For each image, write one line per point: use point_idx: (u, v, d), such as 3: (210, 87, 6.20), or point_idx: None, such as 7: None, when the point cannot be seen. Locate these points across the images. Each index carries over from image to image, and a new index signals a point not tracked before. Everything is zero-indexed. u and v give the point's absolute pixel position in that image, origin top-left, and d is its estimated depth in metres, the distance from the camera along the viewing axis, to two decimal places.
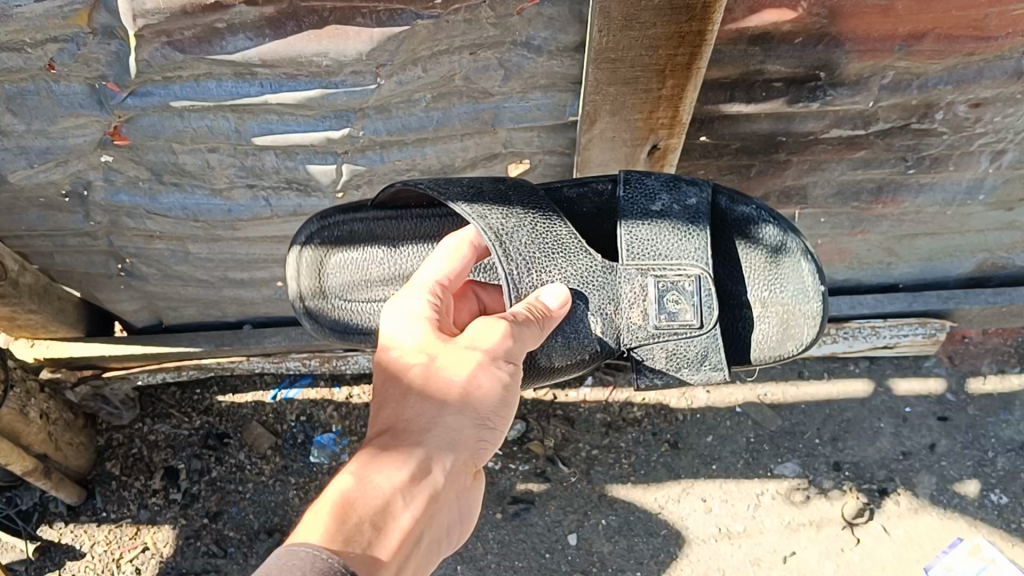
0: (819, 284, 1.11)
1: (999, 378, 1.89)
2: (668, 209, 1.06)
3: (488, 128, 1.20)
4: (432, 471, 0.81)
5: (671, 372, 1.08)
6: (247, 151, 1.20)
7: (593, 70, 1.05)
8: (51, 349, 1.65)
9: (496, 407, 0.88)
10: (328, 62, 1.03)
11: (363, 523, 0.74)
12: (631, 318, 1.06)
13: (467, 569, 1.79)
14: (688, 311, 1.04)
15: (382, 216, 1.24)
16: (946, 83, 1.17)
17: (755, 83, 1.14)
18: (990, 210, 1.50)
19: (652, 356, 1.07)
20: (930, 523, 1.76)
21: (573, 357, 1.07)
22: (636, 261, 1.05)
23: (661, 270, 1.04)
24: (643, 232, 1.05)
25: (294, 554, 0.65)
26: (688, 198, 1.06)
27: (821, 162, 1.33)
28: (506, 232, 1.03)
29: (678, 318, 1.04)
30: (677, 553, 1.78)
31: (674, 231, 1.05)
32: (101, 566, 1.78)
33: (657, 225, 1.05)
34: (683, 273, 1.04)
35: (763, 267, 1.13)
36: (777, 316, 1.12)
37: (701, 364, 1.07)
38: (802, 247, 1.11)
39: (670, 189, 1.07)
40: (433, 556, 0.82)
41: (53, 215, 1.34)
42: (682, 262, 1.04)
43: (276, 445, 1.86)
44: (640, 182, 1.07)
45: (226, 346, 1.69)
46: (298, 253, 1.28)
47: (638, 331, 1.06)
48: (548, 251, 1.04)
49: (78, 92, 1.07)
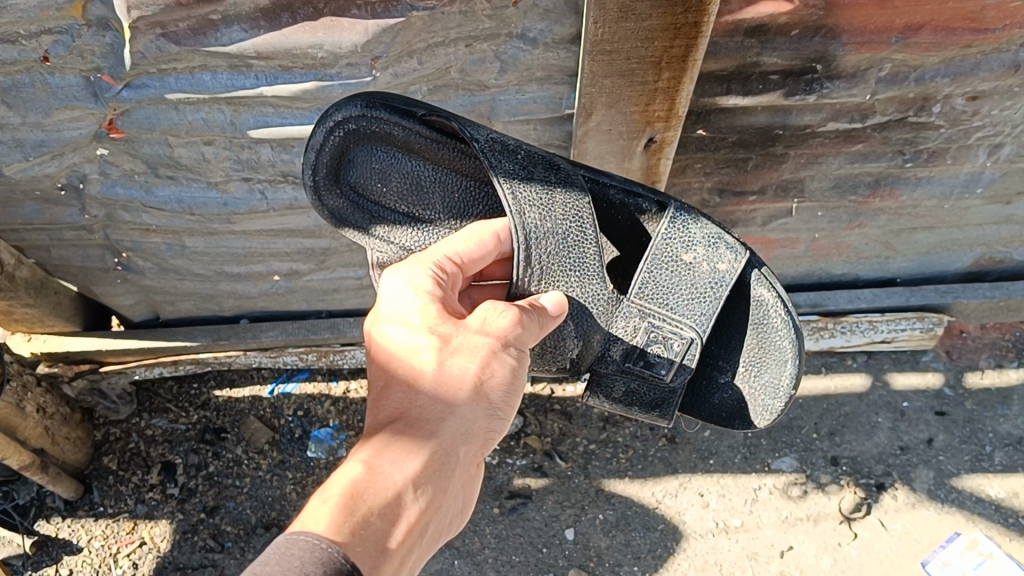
0: (792, 387, 1.16)
1: (997, 373, 1.90)
2: (698, 264, 1.06)
3: (484, 121, 1.21)
4: (442, 462, 0.80)
5: (623, 401, 1.17)
6: (243, 144, 1.20)
7: (589, 62, 1.05)
8: (47, 343, 1.66)
9: (505, 397, 0.87)
10: (324, 54, 1.03)
11: (373, 514, 0.72)
12: (611, 352, 1.12)
13: (465, 564, 1.77)
14: (665, 367, 1.11)
15: (426, 135, 1.06)
16: (944, 76, 1.17)
17: (752, 76, 1.14)
18: (988, 204, 1.50)
19: (613, 383, 1.16)
20: (928, 518, 1.76)
21: (543, 364, 1.14)
22: (642, 301, 1.08)
23: (661, 321, 1.09)
24: (661, 279, 1.07)
25: (293, 544, 0.65)
26: (717, 263, 1.07)
27: (818, 156, 1.33)
28: (538, 234, 1.01)
29: (654, 367, 1.11)
30: (675, 548, 1.77)
31: (691, 290, 1.07)
32: (98, 560, 1.77)
33: (679, 277, 1.07)
34: (678, 335, 1.09)
35: (754, 347, 1.16)
36: (743, 390, 1.20)
37: (650, 405, 1.17)
38: (794, 352, 1.14)
39: (706, 247, 1.07)
40: (434, 545, 0.81)
41: (48, 208, 1.34)
42: (681, 323, 1.08)
43: (274, 439, 1.86)
44: (680, 228, 1.06)
45: (223, 341, 1.69)
46: (324, 130, 1.05)
47: (611, 362, 1.13)
48: (569, 264, 1.04)
49: (73, 85, 1.07)
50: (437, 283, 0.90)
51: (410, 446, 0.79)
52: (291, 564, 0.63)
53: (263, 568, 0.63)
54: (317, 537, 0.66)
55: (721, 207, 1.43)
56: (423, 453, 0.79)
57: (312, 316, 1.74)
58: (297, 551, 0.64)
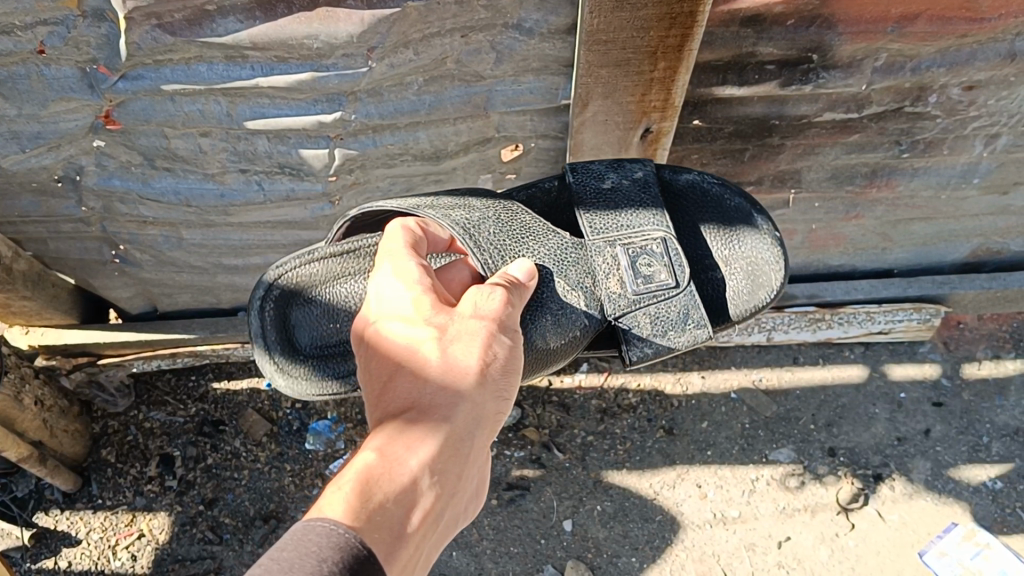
0: (774, 231, 1.10)
1: (994, 364, 1.91)
2: (619, 184, 1.06)
3: (480, 112, 1.21)
4: (454, 448, 0.79)
5: (659, 336, 1.02)
6: (239, 135, 1.20)
7: (585, 52, 1.05)
8: (45, 336, 1.66)
9: (507, 377, 0.86)
10: (320, 45, 1.03)
11: (388, 501, 0.72)
12: (608, 287, 1.02)
13: (462, 555, 1.77)
14: (660, 268, 1.02)
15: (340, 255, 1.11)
16: (940, 65, 1.17)
17: (747, 66, 1.14)
18: (984, 194, 1.50)
19: (637, 324, 1.02)
20: (925, 508, 1.77)
21: (565, 335, 1.02)
22: (602, 235, 1.03)
23: (628, 240, 1.02)
24: (600, 211, 1.05)
25: (310, 530, 0.65)
26: (634, 171, 1.08)
27: (814, 146, 1.33)
28: (473, 223, 1.00)
29: (655, 278, 1.01)
30: (672, 539, 1.77)
31: (631, 202, 1.05)
32: (97, 553, 1.78)
33: (616, 201, 1.05)
34: (649, 237, 1.03)
35: (717, 224, 1.11)
36: (742, 271, 1.09)
37: (685, 324, 1.02)
38: (749, 200, 1.11)
39: (616, 167, 1.08)
40: (448, 530, 0.81)
41: (44, 200, 1.34)
42: (645, 227, 1.04)
43: (271, 432, 1.87)
44: (586, 168, 1.08)
45: (221, 333, 1.70)
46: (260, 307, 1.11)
47: (619, 299, 1.02)
48: (517, 234, 1.02)
49: (69, 76, 1.07)
50: (423, 272, 0.90)
51: (422, 431, 0.78)
52: (308, 549, 0.63)
53: (281, 553, 0.63)
54: (335, 523, 0.66)
55: None
56: (437, 439, 0.78)
57: None
58: (315, 536, 0.65)
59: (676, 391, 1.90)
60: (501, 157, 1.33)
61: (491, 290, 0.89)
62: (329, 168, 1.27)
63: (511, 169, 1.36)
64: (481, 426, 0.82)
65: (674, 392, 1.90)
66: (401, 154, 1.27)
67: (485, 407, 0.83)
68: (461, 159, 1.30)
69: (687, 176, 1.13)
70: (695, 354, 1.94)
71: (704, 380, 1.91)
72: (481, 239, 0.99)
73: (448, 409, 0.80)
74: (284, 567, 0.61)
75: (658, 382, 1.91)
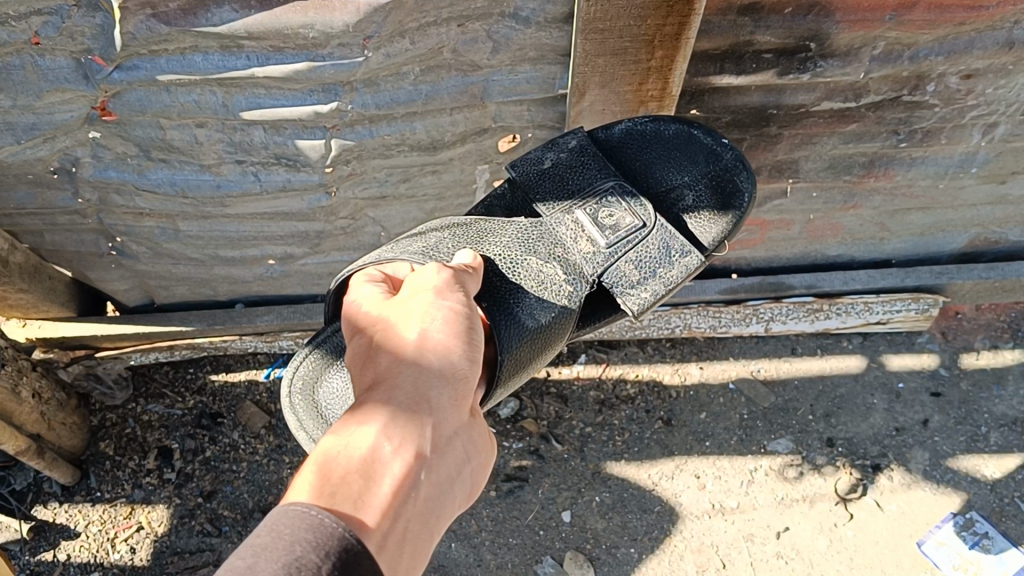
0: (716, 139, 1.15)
1: (992, 354, 1.91)
2: (560, 160, 1.13)
3: (477, 102, 1.20)
4: (415, 411, 0.77)
5: (649, 273, 1.08)
6: (235, 126, 1.20)
7: (581, 41, 1.05)
8: (42, 329, 1.66)
9: (463, 340, 0.86)
10: (315, 34, 1.03)
11: (350, 474, 0.70)
12: (582, 248, 1.09)
13: (461, 546, 1.77)
14: (624, 210, 1.09)
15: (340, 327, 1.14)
16: (938, 54, 1.16)
17: (745, 55, 1.14)
18: (982, 183, 1.50)
19: (623, 274, 1.08)
20: (924, 498, 1.77)
21: (554, 306, 1.06)
22: (557, 207, 1.11)
23: (585, 202, 1.11)
24: (546, 189, 1.12)
25: (281, 514, 0.63)
26: (568, 143, 1.14)
27: (812, 136, 1.32)
28: (432, 246, 1.06)
29: (621, 223, 1.09)
30: (671, 529, 1.77)
31: (577, 172, 1.12)
32: (96, 545, 1.77)
33: (562, 177, 1.13)
34: (604, 195, 1.10)
35: (664, 157, 1.15)
36: (706, 187, 1.14)
37: (669, 258, 1.08)
38: (685, 123, 1.15)
39: (550, 146, 1.14)
40: (444, 503, 0.78)
41: (41, 192, 1.33)
42: (598, 187, 1.11)
43: (270, 424, 1.87)
44: (524, 158, 1.14)
45: (219, 325, 1.70)
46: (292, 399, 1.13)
47: (596, 257, 1.08)
48: (476, 238, 1.09)
49: (64, 67, 1.06)
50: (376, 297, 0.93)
51: (374, 407, 0.77)
52: (279, 533, 0.60)
53: (255, 540, 0.60)
54: (307, 505, 0.64)
55: None
56: (389, 409, 0.77)
57: (307, 300, 1.75)
58: (288, 519, 0.62)
59: (674, 382, 1.91)
60: (498, 148, 1.32)
61: (432, 275, 0.92)
62: (326, 159, 1.27)
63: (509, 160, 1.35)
64: (442, 387, 0.80)
65: (672, 382, 1.91)
66: (398, 145, 1.27)
67: (440, 369, 0.81)
68: (458, 149, 1.30)
69: (619, 127, 1.17)
70: (693, 345, 1.94)
71: (703, 371, 1.92)
72: (444, 251, 1.06)
73: (393, 381, 0.79)
74: (254, 554, 0.59)
75: (656, 373, 1.92)
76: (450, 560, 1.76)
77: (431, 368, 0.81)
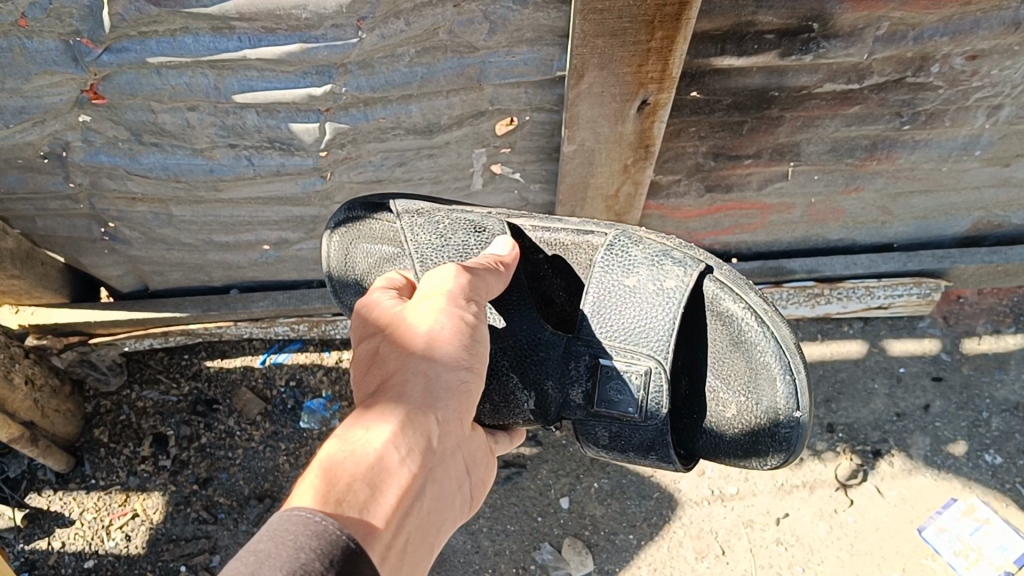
0: (791, 411, 1.03)
1: (994, 338, 1.90)
2: (643, 287, 1.02)
3: (473, 84, 1.18)
4: (423, 420, 0.76)
5: (619, 448, 1.08)
6: (227, 109, 1.17)
7: (580, 21, 1.03)
8: (34, 315, 1.64)
9: (472, 354, 0.84)
10: (309, 15, 1.01)
11: (357, 481, 0.68)
12: (573, 397, 1.06)
13: (459, 533, 1.76)
14: (630, 403, 1.03)
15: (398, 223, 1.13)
16: (942, 34, 1.14)
17: (746, 36, 1.12)
18: (985, 166, 1.48)
19: (596, 433, 1.08)
20: (925, 484, 1.76)
21: (502, 420, 1.07)
22: (592, 337, 1.04)
23: (615, 356, 1.03)
24: (609, 310, 1.03)
25: (287, 519, 0.61)
26: (662, 279, 1.02)
27: (814, 118, 1.30)
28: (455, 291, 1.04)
29: (619, 406, 1.03)
30: (669, 516, 1.76)
31: (640, 314, 1.02)
32: (90, 533, 1.75)
33: (624, 303, 1.02)
34: (636, 367, 1.02)
35: (742, 371, 1.06)
36: (748, 424, 1.08)
37: (646, 453, 1.08)
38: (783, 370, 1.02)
39: (651, 263, 1.03)
40: (440, 519, 0.76)
41: (31, 177, 1.30)
42: (638, 353, 1.02)
43: (265, 410, 1.86)
44: (624, 250, 1.04)
45: (213, 311, 1.68)
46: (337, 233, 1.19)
47: (577, 409, 1.07)
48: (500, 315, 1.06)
49: (52, 49, 1.04)
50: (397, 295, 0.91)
51: (380, 415, 0.75)
52: (284, 540, 0.59)
53: (258, 544, 0.59)
54: (311, 511, 0.62)
55: (715, 170, 1.42)
56: (397, 413, 0.75)
57: (303, 286, 1.73)
58: (291, 526, 0.60)
59: None
60: (496, 132, 1.30)
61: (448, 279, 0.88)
62: (321, 143, 1.25)
63: (506, 143, 1.33)
64: (448, 398, 0.79)
65: None
66: (394, 128, 1.25)
67: (445, 381, 0.80)
68: (455, 132, 1.28)
69: (731, 302, 1.02)
70: None
71: None
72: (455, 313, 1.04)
73: (402, 387, 0.78)
74: (257, 561, 0.57)
75: None
76: (447, 546, 1.74)
77: (439, 377, 0.80)
